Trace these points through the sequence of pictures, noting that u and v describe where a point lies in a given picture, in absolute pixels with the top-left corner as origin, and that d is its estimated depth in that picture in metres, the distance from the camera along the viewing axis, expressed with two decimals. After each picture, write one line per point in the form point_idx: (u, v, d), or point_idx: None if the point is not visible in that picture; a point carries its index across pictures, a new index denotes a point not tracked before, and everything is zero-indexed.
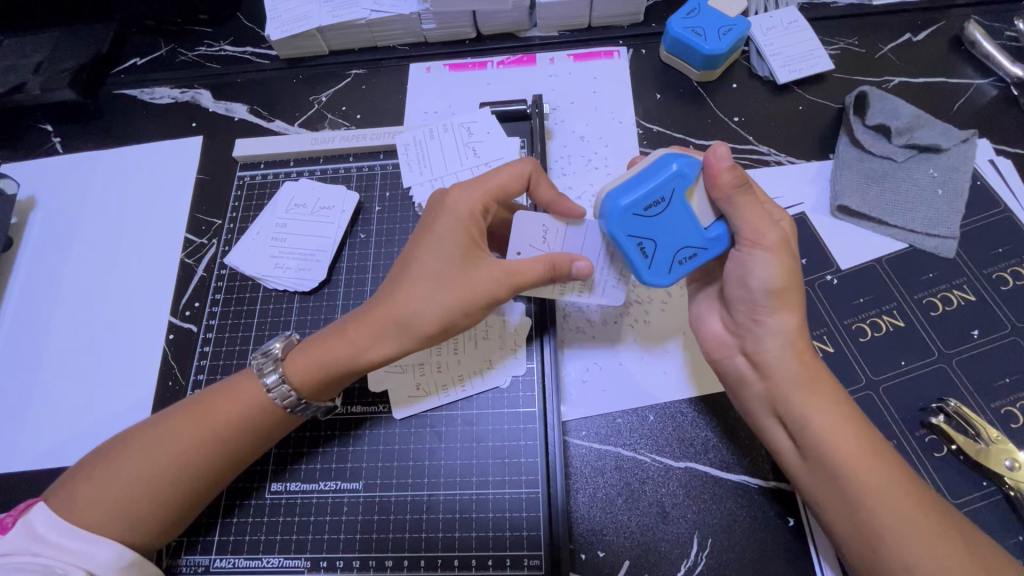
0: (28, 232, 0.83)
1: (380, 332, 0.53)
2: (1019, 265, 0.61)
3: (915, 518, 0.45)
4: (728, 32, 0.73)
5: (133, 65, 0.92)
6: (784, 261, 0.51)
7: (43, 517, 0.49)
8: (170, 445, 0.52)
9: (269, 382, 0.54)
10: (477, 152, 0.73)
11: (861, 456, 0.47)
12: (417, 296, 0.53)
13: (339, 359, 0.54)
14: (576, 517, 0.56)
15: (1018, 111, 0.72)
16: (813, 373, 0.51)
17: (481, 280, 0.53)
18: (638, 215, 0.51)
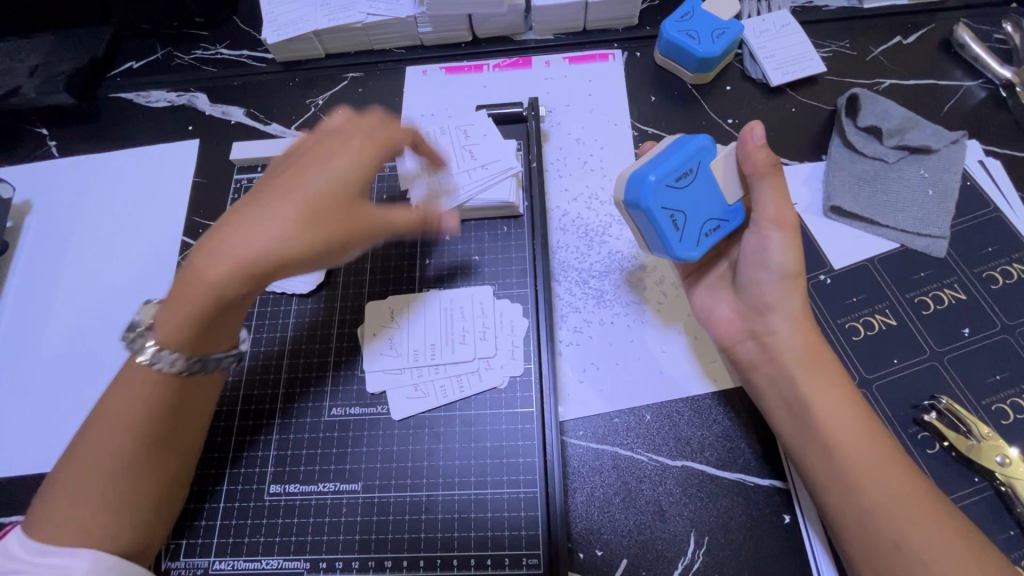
0: (24, 236, 0.83)
1: (233, 264, 0.50)
2: (1008, 264, 0.62)
3: (911, 497, 0.47)
4: (721, 35, 0.74)
5: (129, 69, 0.92)
6: (799, 245, 0.55)
7: (20, 539, 0.48)
8: (103, 441, 0.50)
9: (152, 350, 0.52)
10: (474, 156, 0.68)
11: (863, 435, 0.50)
12: (274, 227, 0.50)
13: (199, 296, 0.50)
14: (574, 517, 0.57)
15: (1006, 111, 0.73)
16: (823, 361, 0.53)
17: (360, 215, 0.53)
18: (668, 188, 0.54)
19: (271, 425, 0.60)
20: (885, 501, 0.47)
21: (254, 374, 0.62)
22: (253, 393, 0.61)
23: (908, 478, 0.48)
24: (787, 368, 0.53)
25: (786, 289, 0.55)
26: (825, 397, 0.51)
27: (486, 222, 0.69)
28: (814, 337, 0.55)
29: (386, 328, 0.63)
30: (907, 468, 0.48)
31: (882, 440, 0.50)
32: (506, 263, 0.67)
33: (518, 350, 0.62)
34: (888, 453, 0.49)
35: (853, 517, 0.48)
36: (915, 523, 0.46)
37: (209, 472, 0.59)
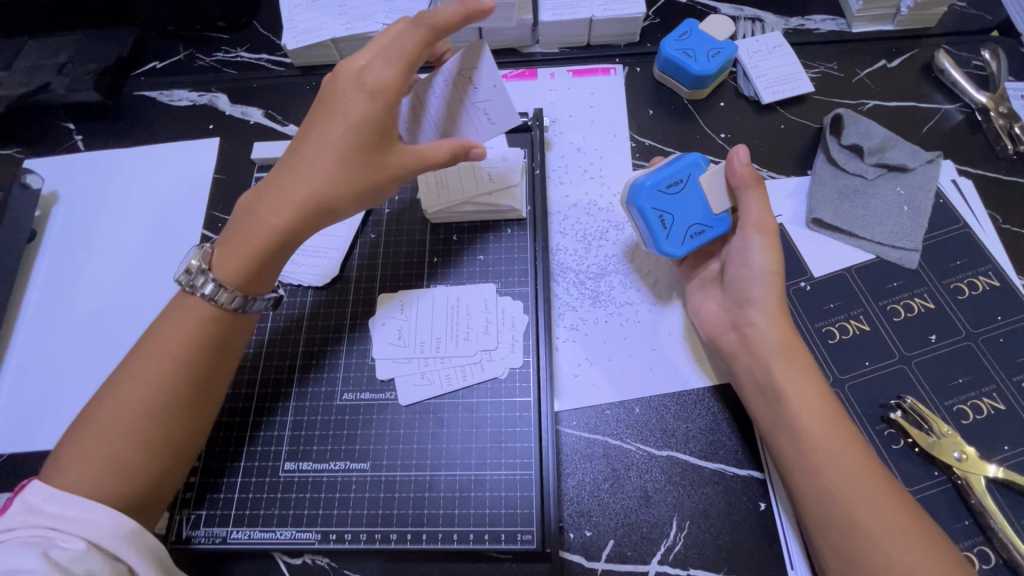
0: (51, 225, 0.87)
1: (295, 208, 0.60)
2: (975, 277, 0.67)
3: (869, 480, 0.51)
4: (716, 55, 0.79)
5: (153, 69, 0.97)
6: (776, 248, 0.61)
7: (43, 495, 0.51)
8: (140, 380, 0.56)
9: (207, 292, 0.59)
10: (491, 120, 0.64)
11: (830, 421, 0.54)
12: (323, 174, 0.60)
13: (263, 236, 0.60)
14: (565, 499, 0.61)
15: (980, 134, 0.78)
16: (797, 356, 0.58)
17: (394, 162, 0.62)
18: (660, 192, 0.62)
19: (286, 407, 0.65)
20: (846, 483, 0.51)
21: (272, 359, 0.67)
22: (270, 377, 0.66)
23: (867, 463, 0.52)
24: (762, 359, 0.58)
25: (763, 289, 0.60)
26: (797, 385, 0.56)
27: (492, 223, 0.73)
28: (790, 333, 0.59)
29: (396, 320, 0.68)
30: (867, 455, 0.53)
31: (846, 428, 0.54)
32: (508, 262, 0.71)
33: (519, 343, 0.66)
34: (851, 439, 0.54)
35: (815, 498, 0.52)
36: (870, 504, 0.50)
37: (226, 450, 0.63)
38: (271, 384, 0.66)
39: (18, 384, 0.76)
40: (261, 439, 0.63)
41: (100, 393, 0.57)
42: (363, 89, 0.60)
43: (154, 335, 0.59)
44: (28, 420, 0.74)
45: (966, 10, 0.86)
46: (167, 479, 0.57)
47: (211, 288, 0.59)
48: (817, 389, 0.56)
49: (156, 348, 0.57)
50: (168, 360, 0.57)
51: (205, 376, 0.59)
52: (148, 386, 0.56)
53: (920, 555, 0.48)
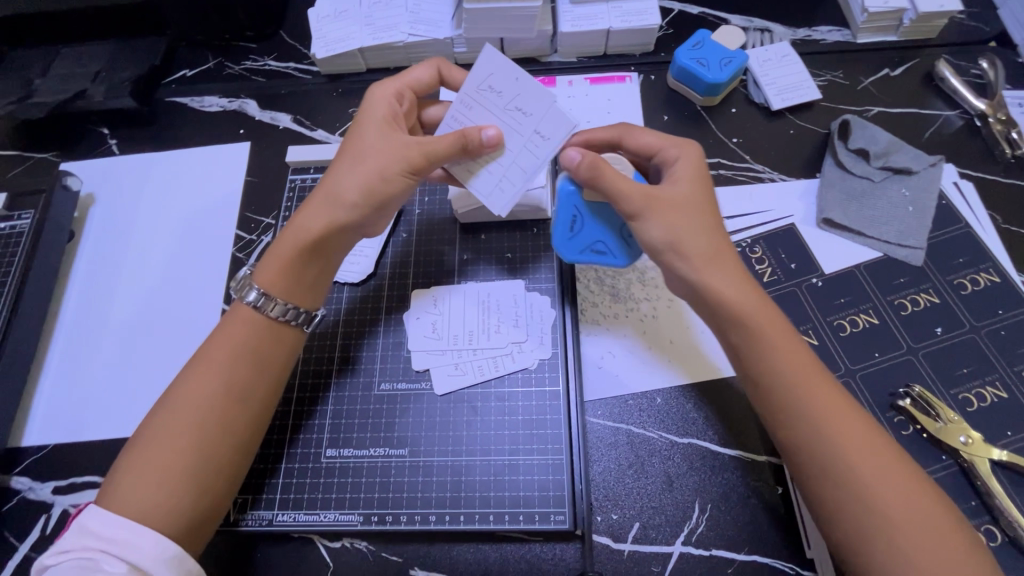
0: (89, 226, 0.90)
1: (320, 211, 0.64)
2: (976, 273, 0.71)
3: (847, 430, 0.52)
4: (728, 63, 0.83)
5: (184, 76, 1.01)
6: (671, 220, 0.59)
7: (94, 516, 0.52)
8: (191, 392, 0.58)
9: (252, 299, 0.63)
10: (526, 111, 0.62)
11: (799, 379, 0.54)
12: (343, 179, 0.65)
13: (287, 238, 0.64)
14: (593, 484, 0.64)
15: (980, 139, 0.82)
16: (770, 322, 0.56)
17: (398, 148, 0.65)
18: (571, 239, 0.68)
19: (326, 397, 0.68)
20: (823, 438, 0.52)
21: (311, 353, 0.70)
22: (310, 369, 0.69)
23: (844, 414, 0.53)
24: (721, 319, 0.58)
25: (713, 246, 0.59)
26: (780, 349, 0.55)
27: (517, 223, 0.77)
28: (749, 289, 0.58)
29: (429, 314, 0.72)
30: (847, 407, 0.54)
31: (818, 381, 0.55)
32: (535, 260, 0.75)
33: (547, 336, 0.70)
34: (823, 392, 0.54)
35: (807, 460, 0.53)
36: (851, 455, 0.51)
37: (270, 440, 0.66)
38: (311, 376, 0.69)
39: (61, 378, 0.79)
40: (301, 427, 0.67)
41: (154, 412, 0.59)
42: (370, 100, 0.69)
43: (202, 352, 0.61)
44: (71, 411, 0.77)
45: (965, 22, 0.91)
46: (214, 500, 0.57)
47: (257, 299, 0.63)
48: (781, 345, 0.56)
49: (207, 360, 0.60)
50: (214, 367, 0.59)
51: (247, 388, 0.60)
52: (197, 404, 0.58)
53: (902, 497, 0.50)
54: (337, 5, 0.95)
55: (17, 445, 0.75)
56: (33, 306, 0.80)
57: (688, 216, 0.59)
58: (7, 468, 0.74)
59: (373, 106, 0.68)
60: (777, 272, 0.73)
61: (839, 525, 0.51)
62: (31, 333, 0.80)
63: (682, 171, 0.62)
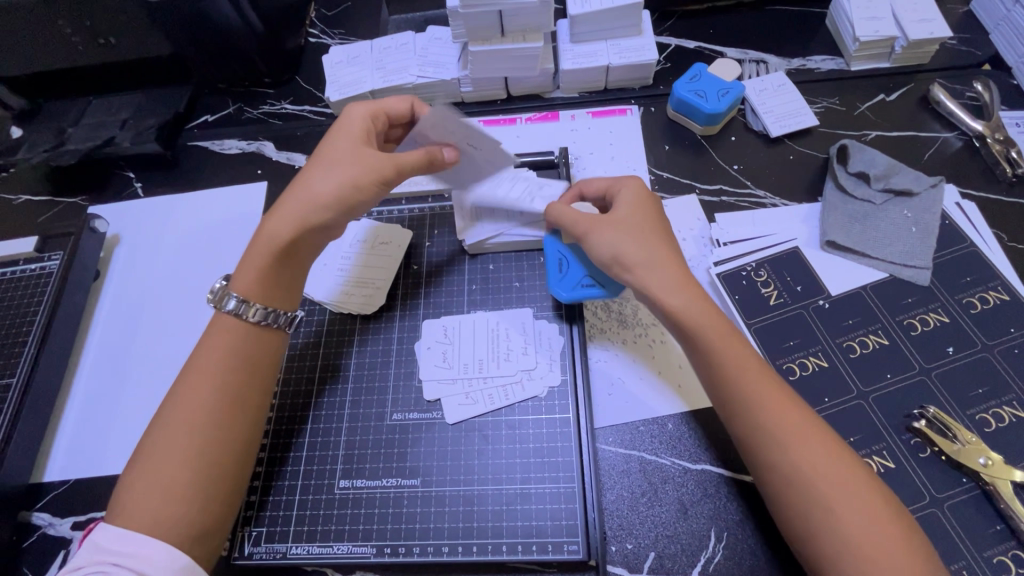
0: (114, 264, 0.94)
1: (293, 216, 0.66)
2: (985, 291, 0.71)
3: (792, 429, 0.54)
4: (726, 94, 0.86)
5: (205, 122, 1.06)
6: (615, 236, 0.65)
7: (104, 533, 0.54)
8: (183, 407, 0.60)
9: (232, 308, 0.64)
10: (478, 150, 0.70)
11: (743, 379, 0.57)
12: (317, 186, 0.67)
13: (262, 244, 0.66)
14: (606, 514, 0.64)
15: (980, 160, 0.83)
16: (729, 337, 0.59)
17: (371, 163, 0.68)
18: (561, 279, 0.72)
19: (340, 427, 0.69)
20: (772, 441, 0.54)
21: (315, 378, 0.72)
22: (312, 393, 0.71)
23: (795, 417, 0.55)
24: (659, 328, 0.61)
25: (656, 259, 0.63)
26: (740, 365, 0.58)
27: (526, 253, 0.79)
28: (694, 296, 0.61)
29: (439, 343, 0.73)
30: (795, 407, 0.56)
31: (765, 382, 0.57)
32: (543, 290, 0.76)
33: (556, 363, 0.71)
34: (769, 393, 0.56)
35: (772, 479, 0.54)
36: (814, 472, 0.52)
37: (283, 468, 0.67)
38: (317, 402, 0.71)
39: (84, 413, 0.81)
40: (318, 459, 0.67)
41: (150, 428, 0.61)
42: (346, 117, 0.71)
43: (194, 360, 0.63)
44: (94, 443, 0.79)
45: (957, 47, 0.93)
46: (215, 504, 0.58)
47: (237, 306, 0.65)
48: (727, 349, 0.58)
49: (197, 373, 0.62)
50: (206, 379, 0.61)
51: (240, 396, 0.62)
52: (193, 412, 0.60)
53: (846, 493, 0.51)
54: (350, 51, 1.01)
55: (39, 480, 0.77)
56: (59, 342, 0.83)
57: (636, 234, 0.64)
58: (28, 503, 0.75)
59: (348, 122, 0.71)
60: (783, 294, 0.73)
61: (791, 524, 0.53)
62: (56, 370, 0.82)
63: (628, 197, 0.68)
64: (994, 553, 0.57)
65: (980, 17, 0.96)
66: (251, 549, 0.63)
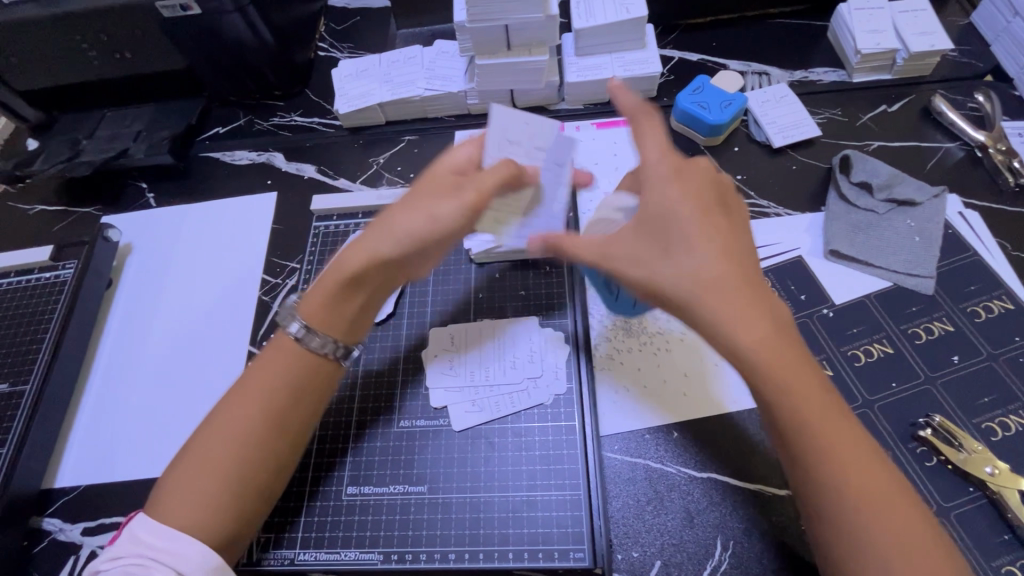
0: (126, 273, 0.96)
1: (371, 249, 0.64)
2: (989, 300, 0.71)
3: (808, 394, 0.51)
4: (728, 106, 0.87)
5: (217, 133, 1.08)
6: (658, 265, 0.54)
7: (143, 526, 0.57)
8: (228, 420, 0.61)
9: (299, 334, 0.65)
10: (543, 147, 0.68)
11: (813, 427, 0.50)
12: (400, 220, 0.64)
13: (339, 278, 0.65)
14: (612, 522, 0.64)
15: (982, 169, 0.84)
16: (799, 377, 0.50)
17: (458, 193, 0.63)
18: (621, 304, 0.72)
19: (347, 434, 0.70)
20: (830, 495, 0.49)
21: (353, 392, 0.72)
22: (354, 411, 0.71)
23: (864, 470, 0.49)
24: (670, 296, 0.54)
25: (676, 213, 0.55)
26: (811, 409, 0.50)
27: (531, 263, 0.80)
28: (766, 330, 0.51)
29: (446, 351, 0.74)
30: (862, 456, 0.50)
31: (790, 345, 0.51)
32: (548, 298, 0.77)
33: (561, 371, 0.71)
34: (789, 358, 0.51)
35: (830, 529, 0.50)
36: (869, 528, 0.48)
37: (305, 479, 0.67)
38: (354, 419, 0.70)
39: (95, 419, 0.83)
40: (327, 468, 0.68)
41: (197, 432, 0.62)
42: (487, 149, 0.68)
43: (250, 374, 0.64)
44: (104, 450, 0.80)
45: (958, 59, 0.94)
46: (248, 516, 0.60)
47: (301, 332, 0.65)
48: (754, 307, 0.51)
49: (247, 387, 0.63)
50: (253, 396, 0.62)
51: (281, 417, 0.62)
52: (235, 425, 0.61)
53: (856, 467, 0.50)
54: (359, 64, 1.03)
55: (50, 486, 0.78)
56: (72, 350, 0.85)
57: (688, 257, 0.53)
58: (39, 509, 0.76)
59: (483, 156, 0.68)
60: (786, 303, 0.74)
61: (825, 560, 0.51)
62: (69, 377, 0.84)
63: (683, 201, 0.55)
64: (1001, 563, 0.57)
65: (980, 29, 0.97)
66: (261, 556, 0.64)
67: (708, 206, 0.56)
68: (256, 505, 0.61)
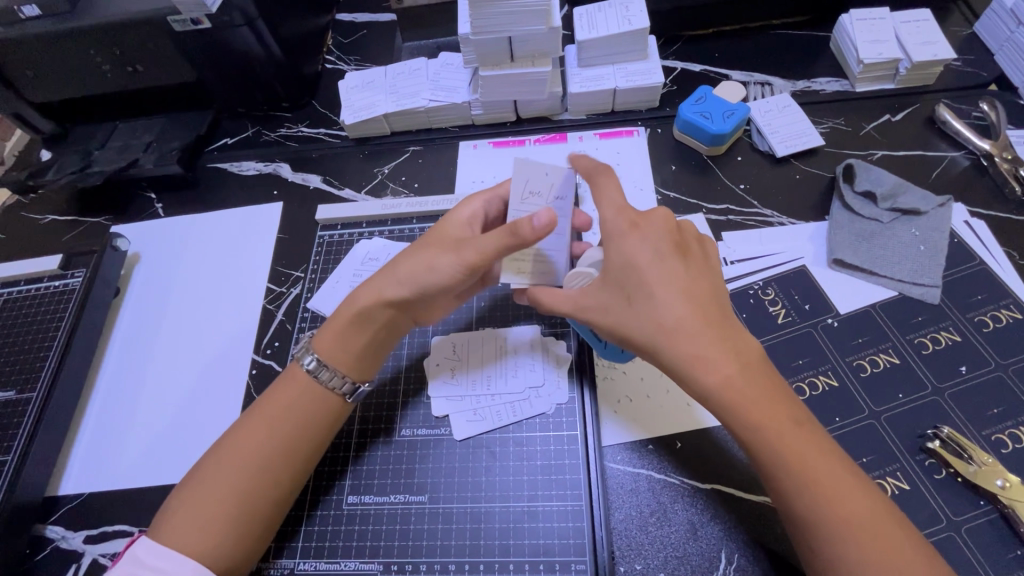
0: (133, 281, 0.97)
1: (376, 292, 0.67)
2: (998, 310, 0.70)
3: (782, 429, 0.52)
4: (731, 115, 0.87)
5: (225, 144, 1.10)
6: (623, 312, 0.58)
7: (146, 547, 0.56)
8: (238, 447, 0.61)
9: (313, 369, 0.66)
10: (560, 195, 0.65)
11: (786, 462, 0.51)
12: (402, 267, 0.67)
13: (348, 319, 0.67)
14: (614, 534, 0.63)
15: (988, 178, 0.83)
16: (770, 413, 0.52)
17: (451, 246, 0.65)
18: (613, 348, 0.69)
19: (350, 443, 0.70)
20: (818, 530, 0.50)
21: (367, 411, 0.71)
22: (366, 428, 0.70)
23: (849, 502, 0.50)
24: (643, 345, 0.57)
25: (640, 258, 0.58)
26: (787, 444, 0.52)
27: None
28: (731, 369, 0.53)
29: (449, 360, 0.74)
30: (847, 488, 0.50)
31: (757, 379, 0.54)
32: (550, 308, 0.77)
33: (563, 381, 0.71)
34: (757, 395, 0.53)
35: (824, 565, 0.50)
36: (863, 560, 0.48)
37: (314, 495, 0.67)
38: (367, 437, 0.70)
39: (99, 426, 0.83)
40: (328, 476, 0.68)
41: (208, 454, 0.63)
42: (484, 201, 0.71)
43: (263, 402, 0.65)
44: (107, 458, 0.80)
45: (962, 68, 0.94)
46: (248, 545, 0.59)
47: (312, 364, 0.66)
48: (716, 347, 0.54)
49: (261, 413, 0.63)
50: (265, 425, 0.62)
51: (289, 446, 0.62)
52: (245, 452, 0.61)
53: (843, 499, 0.50)
54: (364, 76, 1.04)
55: (54, 494, 0.78)
56: (79, 358, 0.85)
57: (654, 297, 0.56)
58: (43, 516, 0.77)
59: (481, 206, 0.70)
60: (791, 313, 0.73)
61: None
62: (75, 385, 0.84)
63: (644, 250, 0.58)
64: None
65: (984, 39, 0.97)
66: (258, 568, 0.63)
67: (669, 250, 0.58)
68: (257, 534, 0.60)
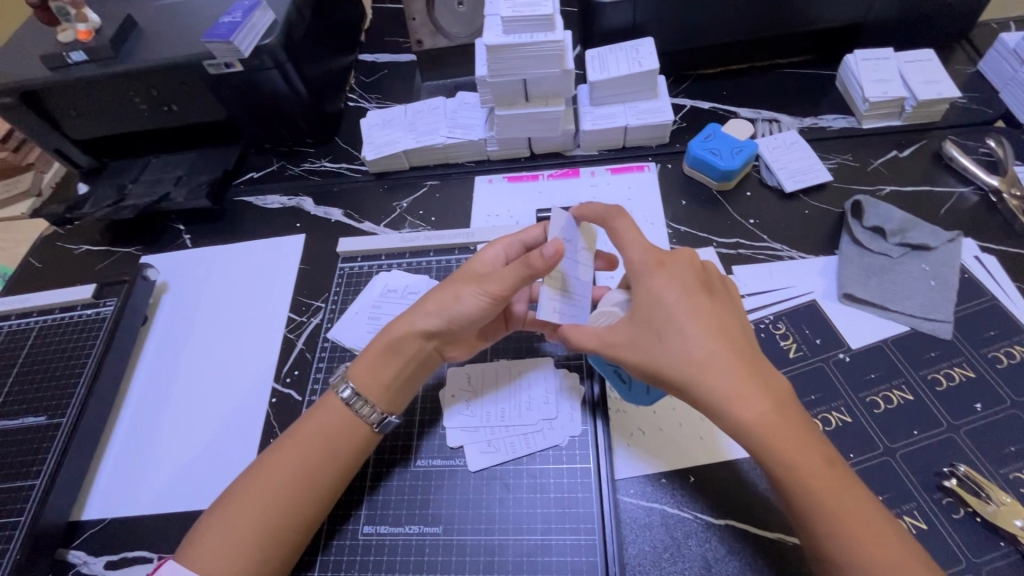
0: (161, 309, 1.01)
1: (407, 324, 0.70)
2: (1011, 346, 0.70)
3: (816, 465, 0.52)
4: (739, 153, 0.90)
5: (251, 178, 1.15)
6: (656, 346, 0.59)
7: (171, 570, 0.58)
8: (267, 473, 0.63)
9: (348, 398, 0.68)
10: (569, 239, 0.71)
11: (824, 501, 0.51)
12: (433, 300, 0.71)
13: (378, 349, 0.70)
14: (628, 569, 0.62)
15: (997, 214, 0.84)
16: (806, 450, 0.53)
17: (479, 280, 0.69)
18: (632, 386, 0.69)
19: (366, 473, 0.71)
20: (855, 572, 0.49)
21: (387, 441, 0.73)
22: (384, 458, 0.72)
23: (882, 542, 0.50)
24: (677, 381, 0.57)
25: (667, 295, 0.60)
26: (822, 482, 0.52)
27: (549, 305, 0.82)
28: (766, 404, 0.54)
29: (464, 391, 0.75)
30: (881, 527, 0.51)
31: (789, 415, 0.54)
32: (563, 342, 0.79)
33: (577, 413, 0.72)
34: (788, 429, 0.53)
35: None
36: None
37: (331, 525, 0.68)
38: (384, 466, 0.71)
39: (123, 451, 0.85)
40: (344, 506, 0.69)
41: (239, 479, 0.65)
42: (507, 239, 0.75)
43: (295, 429, 0.67)
44: (130, 482, 0.82)
45: (967, 106, 0.96)
46: (278, 568, 0.61)
47: (350, 396, 0.68)
48: (749, 381, 0.55)
49: (293, 439, 0.66)
50: (295, 451, 0.64)
51: (315, 474, 0.64)
52: (274, 477, 0.63)
53: (878, 537, 0.50)
54: (385, 115, 1.09)
55: (77, 517, 0.80)
56: (107, 384, 0.88)
57: (686, 332, 0.58)
58: (66, 540, 0.78)
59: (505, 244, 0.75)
60: (802, 347, 0.74)
61: None
62: (102, 410, 0.87)
63: (673, 289, 0.60)
64: None
65: (989, 77, 0.99)
66: None
67: (693, 286, 0.61)
68: (285, 558, 0.62)
